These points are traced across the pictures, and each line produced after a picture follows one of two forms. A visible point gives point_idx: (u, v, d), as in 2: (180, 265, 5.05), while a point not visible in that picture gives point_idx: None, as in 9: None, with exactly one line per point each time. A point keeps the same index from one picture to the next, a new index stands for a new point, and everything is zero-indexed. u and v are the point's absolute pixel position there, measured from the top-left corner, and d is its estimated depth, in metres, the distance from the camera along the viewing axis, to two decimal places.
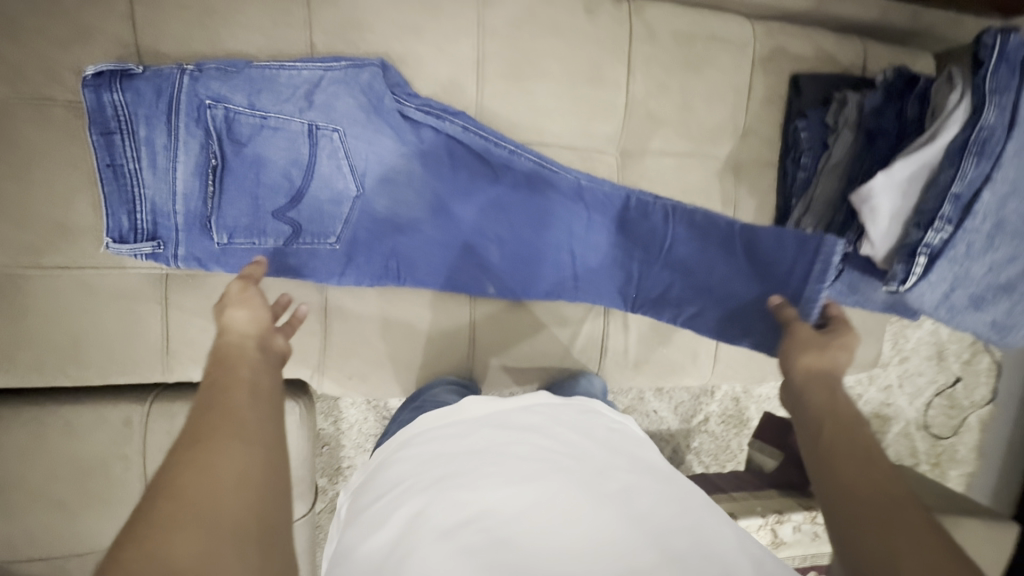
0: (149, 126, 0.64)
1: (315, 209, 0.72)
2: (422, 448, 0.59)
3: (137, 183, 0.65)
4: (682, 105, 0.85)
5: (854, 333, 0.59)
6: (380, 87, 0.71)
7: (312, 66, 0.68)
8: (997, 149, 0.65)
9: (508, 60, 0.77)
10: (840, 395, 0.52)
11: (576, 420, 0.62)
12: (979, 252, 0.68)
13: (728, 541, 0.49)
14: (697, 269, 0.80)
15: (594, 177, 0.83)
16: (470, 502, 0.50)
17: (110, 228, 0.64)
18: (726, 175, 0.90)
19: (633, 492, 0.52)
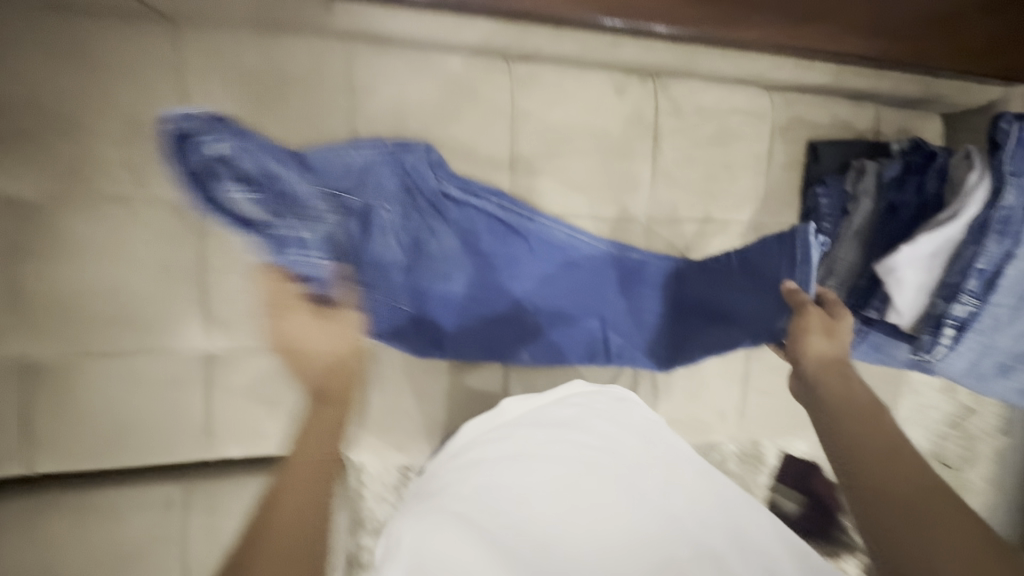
0: (247, 168, 0.67)
1: (371, 277, 0.73)
2: (469, 455, 0.64)
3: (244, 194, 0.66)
4: (705, 174, 0.88)
5: (850, 314, 0.73)
6: (423, 167, 0.74)
7: (364, 147, 0.72)
8: (1019, 228, 0.68)
9: (542, 139, 0.80)
10: (852, 381, 0.66)
11: (612, 425, 0.67)
12: (1005, 324, 0.70)
13: (765, 532, 0.59)
14: (709, 298, 0.84)
15: (624, 245, 0.85)
16: (507, 499, 0.57)
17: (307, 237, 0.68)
18: (749, 238, 0.93)
19: (674, 487, 0.61)
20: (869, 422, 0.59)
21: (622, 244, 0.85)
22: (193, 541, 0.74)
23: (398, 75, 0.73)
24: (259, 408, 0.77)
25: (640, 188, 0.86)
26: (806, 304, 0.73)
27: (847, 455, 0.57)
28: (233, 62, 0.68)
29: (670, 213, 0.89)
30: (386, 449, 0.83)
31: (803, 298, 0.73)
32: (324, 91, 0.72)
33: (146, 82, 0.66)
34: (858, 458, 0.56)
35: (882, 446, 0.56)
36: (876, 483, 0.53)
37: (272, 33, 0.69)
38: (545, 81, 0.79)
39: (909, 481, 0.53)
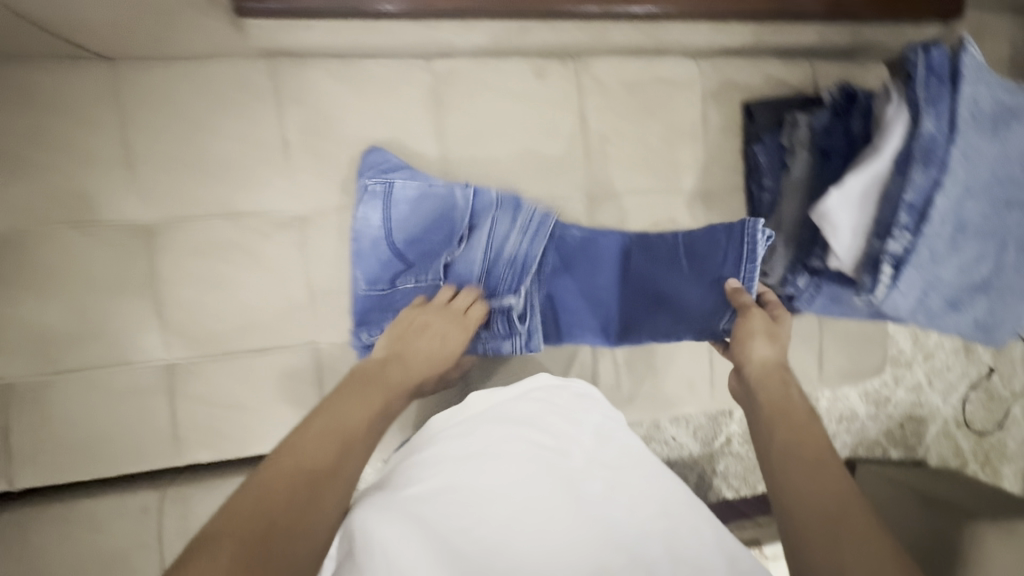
0: (481, 215, 0.82)
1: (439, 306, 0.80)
2: (424, 453, 0.60)
3: (525, 275, 0.80)
4: (640, 146, 0.89)
5: (789, 315, 0.74)
6: (459, 212, 0.82)
7: (463, 207, 0.82)
8: (941, 155, 0.66)
9: (468, 128, 0.83)
10: (791, 390, 0.65)
11: (566, 431, 0.64)
12: (946, 256, 0.68)
13: (699, 537, 0.56)
14: (651, 280, 0.85)
15: (559, 221, 0.87)
16: (461, 505, 0.54)
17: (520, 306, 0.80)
18: (695, 204, 0.93)
19: (615, 495, 0.58)
20: (804, 441, 0.57)
21: (561, 221, 0.87)
22: (169, 543, 0.78)
23: (320, 83, 0.78)
24: (223, 412, 0.80)
25: (574, 167, 0.88)
26: (750, 305, 0.73)
27: (774, 472, 0.56)
28: (166, 91, 0.73)
29: (609, 188, 0.90)
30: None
31: (745, 298, 0.74)
32: (249, 103, 0.76)
33: (87, 115, 0.72)
34: (784, 475, 0.55)
35: (808, 465, 0.54)
36: (795, 502, 0.52)
37: (201, 61, 0.74)
38: (465, 73, 0.82)
39: (820, 508, 0.51)
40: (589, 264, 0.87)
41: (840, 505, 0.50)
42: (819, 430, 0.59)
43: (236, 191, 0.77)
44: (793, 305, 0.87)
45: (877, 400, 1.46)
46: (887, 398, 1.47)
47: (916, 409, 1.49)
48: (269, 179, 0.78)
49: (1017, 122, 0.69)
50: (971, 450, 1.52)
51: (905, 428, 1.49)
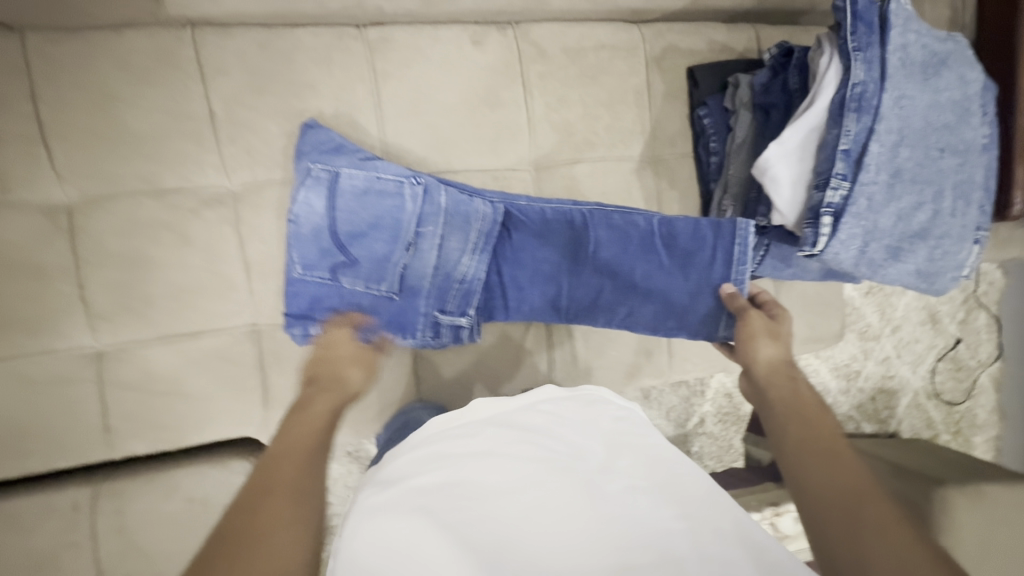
0: (437, 213, 0.80)
1: (385, 299, 0.80)
2: (425, 450, 0.58)
3: (474, 297, 0.82)
4: (585, 114, 0.88)
5: (789, 312, 0.71)
6: (413, 207, 0.79)
7: (415, 201, 0.79)
8: (873, 103, 0.66)
9: (407, 97, 0.81)
10: (800, 383, 0.61)
11: (578, 431, 0.61)
12: (883, 204, 0.68)
13: (723, 537, 0.51)
14: (622, 269, 0.84)
15: (508, 195, 0.86)
16: (468, 504, 0.52)
17: (462, 301, 0.82)
18: (644, 172, 0.92)
19: (635, 492, 0.54)
20: (821, 431, 0.54)
21: (505, 194, 0.85)
22: (102, 540, 0.73)
23: (248, 54, 0.75)
24: (160, 399, 0.77)
25: (520, 136, 0.86)
26: (749, 309, 0.72)
27: (789, 462, 0.53)
28: (82, 64, 0.70)
29: (555, 157, 0.88)
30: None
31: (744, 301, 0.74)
32: (174, 75, 0.73)
33: None
34: (801, 466, 0.52)
35: (824, 456, 0.52)
36: (816, 492, 0.49)
37: (117, 32, 0.72)
38: (400, 42, 0.81)
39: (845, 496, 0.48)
40: (541, 243, 0.85)
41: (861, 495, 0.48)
42: (833, 421, 0.56)
43: (163, 167, 0.74)
44: None
45: (848, 374, 1.46)
46: (857, 371, 1.46)
47: (887, 381, 1.49)
48: (197, 154, 0.75)
49: (947, 69, 0.69)
50: (943, 420, 1.53)
51: (877, 401, 1.49)
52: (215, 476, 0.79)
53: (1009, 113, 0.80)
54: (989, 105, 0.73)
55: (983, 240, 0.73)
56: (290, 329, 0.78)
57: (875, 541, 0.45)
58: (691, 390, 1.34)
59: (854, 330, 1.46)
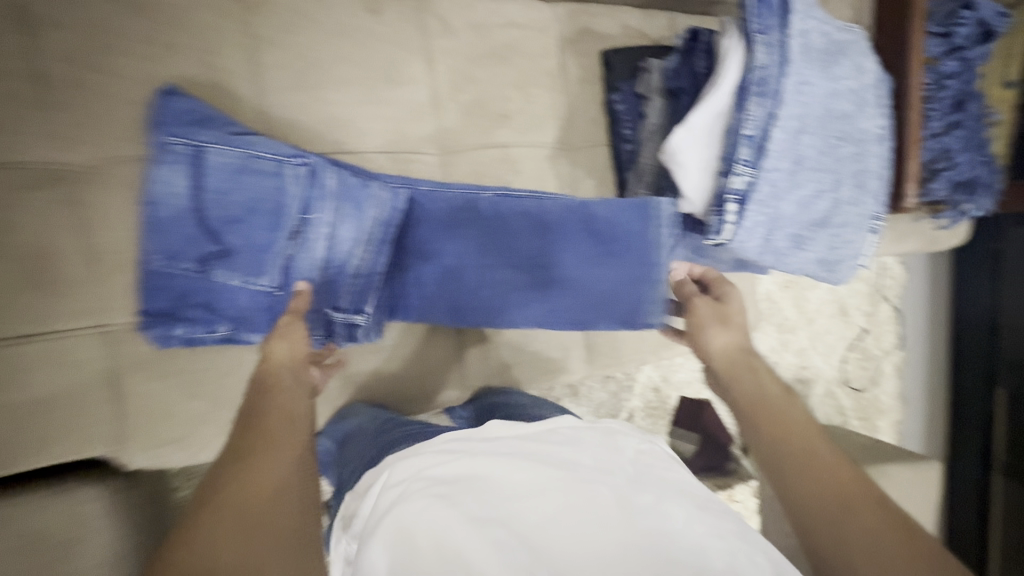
0: (322, 196, 0.71)
1: (266, 296, 0.72)
2: (445, 447, 0.57)
3: (371, 294, 0.75)
4: (495, 95, 0.83)
5: (736, 289, 0.68)
6: (296, 188, 0.70)
7: (296, 182, 0.70)
8: (775, 87, 0.65)
9: (291, 68, 0.72)
10: (766, 374, 0.59)
11: (603, 445, 0.59)
12: (784, 191, 0.66)
13: (755, 564, 0.50)
14: (541, 261, 0.76)
15: (409, 178, 0.77)
16: (495, 500, 0.51)
17: (353, 299, 0.74)
18: (559, 159, 0.88)
19: (664, 503, 0.53)
20: (808, 430, 0.52)
21: (407, 176, 0.76)
22: None
23: (89, 6, 0.64)
24: None
25: (426, 115, 0.80)
26: (694, 295, 0.69)
27: (767, 452, 0.51)
28: None
29: (463, 141, 0.82)
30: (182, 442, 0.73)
31: (691, 288, 0.70)
32: None
33: None
34: (777, 463, 0.50)
35: (804, 450, 0.50)
36: (798, 485, 0.47)
37: None
38: (283, 5, 0.72)
39: (835, 491, 0.46)
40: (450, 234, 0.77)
41: (846, 487, 0.46)
42: (800, 412, 0.54)
43: None
44: None
45: None
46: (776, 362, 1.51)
47: (803, 371, 1.54)
48: (23, 122, 0.62)
49: (845, 58, 0.69)
50: (853, 406, 1.60)
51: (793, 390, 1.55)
52: (56, 504, 0.67)
53: (900, 106, 0.83)
54: (884, 97, 0.73)
55: (880, 229, 0.73)
56: (144, 329, 0.69)
57: (853, 526, 0.44)
58: (620, 385, 1.31)
59: (773, 322, 1.50)
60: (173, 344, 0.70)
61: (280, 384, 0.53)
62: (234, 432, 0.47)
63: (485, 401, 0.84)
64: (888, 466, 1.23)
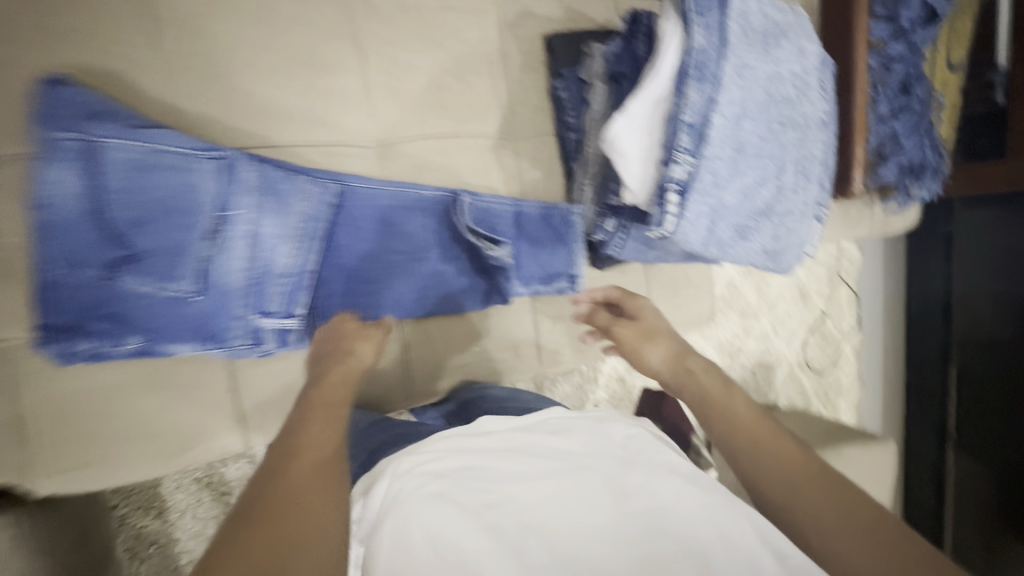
0: (242, 191, 0.63)
1: (183, 303, 0.62)
2: (436, 446, 0.56)
3: (302, 294, 0.67)
4: (432, 83, 0.78)
5: (644, 299, 0.74)
6: (212, 184, 0.62)
7: (212, 177, 0.62)
8: (715, 71, 0.62)
9: (201, 55, 0.66)
10: (698, 373, 0.63)
11: (592, 433, 0.58)
12: (726, 180, 0.64)
13: (751, 537, 0.49)
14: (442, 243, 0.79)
15: (343, 175, 0.71)
16: (490, 484, 0.51)
17: (283, 303, 0.66)
18: (504, 150, 0.84)
19: (657, 482, 0.53)
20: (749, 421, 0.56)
21: (337, 172, 0.71)
22: None
23: None
24: None
25: (356, 104, 0.74)
26: (612, 325, 0.73)
27: (729, 445, 0.55)
28: None
29: (400, 131, 0.77)
30: (126, 467, 0.68)
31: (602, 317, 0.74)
32: None
33: None
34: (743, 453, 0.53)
35: (749, 433, 0.54)
36: (767, 464, 0.51)
37: None
38: None
39: (788, 463, 0.51)
40: (384, 233, 0.75)
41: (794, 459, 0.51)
42: (739, 401, 0.58)
43: None
44: (607, 252, 0.82)
45: (731, 351, 1.50)
46: (739, 348, 1.51)
47: (765, 355, 1.55)
48: None
49: (785, 40, 0.67)
50: (814, 389, 1.63)
51: (756, 374, 1.55)
52: None
53: (846, 90, 0.81)
54: (826, 81, 0.72)
55: (824, 217, 0.72)
56: (43, 347, 0.59)
57: (814, 502, 0.48)
58: (585, 376, 1.30)
59: (736, 309, 1.50)
60: (76, 361, 0.60)
61: (335, 377, 0.54)
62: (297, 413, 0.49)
63: (463, 396, 0.82)
64: (844, 447, 1.26)
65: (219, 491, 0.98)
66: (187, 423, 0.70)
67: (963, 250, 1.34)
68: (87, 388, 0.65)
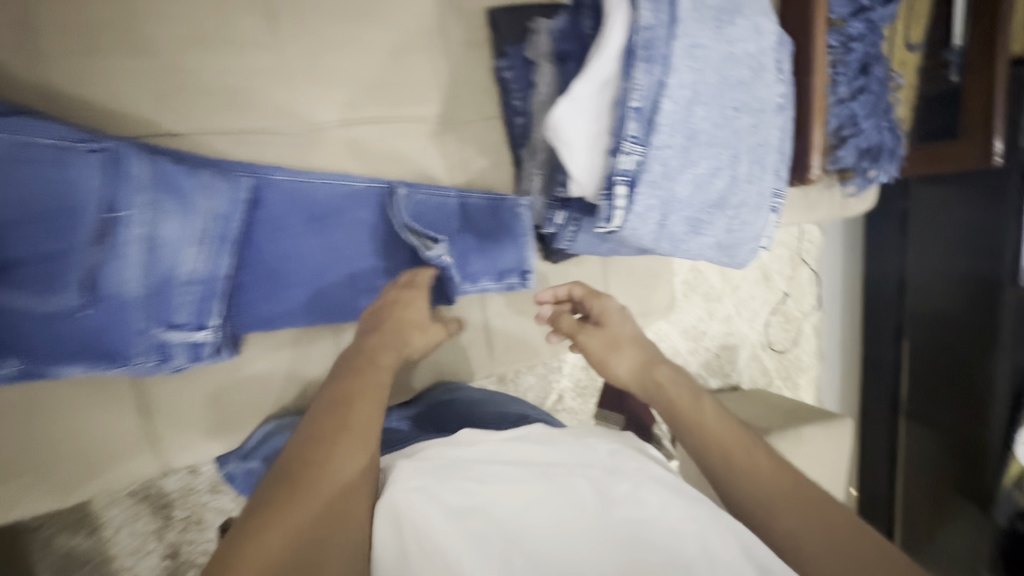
0: (133, 188, 0.55)
1: (69, 317, 0.54)
2: (424, 454, 0.52)
3: (215, 303, 0.60)
4: (362, 62, 0.70)
5: (609, 299, 0.70)
6: (96, 181, 0.53)
7: (96, 172, 0.53)
8: (664, 52, 0.57)
9: (82, 29, 0.58)
10: (665, 384, 0.62)
11: (575, 445, 0.55)
12: (678, 170, 0.59)
13: (737, 554, 0.47)
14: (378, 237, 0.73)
15: (256, 167, 0.64)
16: (473, 489, 0.48)
17: (191, 314, 0.59)
18: (446, 136, 0.77)
19: (643, 492, 0.50)
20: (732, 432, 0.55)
21: (254, 165, 0.64)
22: None
23: None
24: None
25: (274, 86, 0.66)
26: (578, 333, 0.69)
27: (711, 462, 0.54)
28: None
29: (327, 117, 0.69)
30: (39, 489, 0.61)
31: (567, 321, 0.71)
32: None
33: None
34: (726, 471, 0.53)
35: (728, 447, 0.54)
36: (749, 484, 0.52)
37: None
38: None
39: (770, 483, 0.51)
40: (310, 230, 0.68)
41: (776, 477, 0.52)
42: (709, 412, 0.57)
43: None
44: (558, 245, 0.77)
45: (695, 335, 1.47)
46: (703, 332, 1.48)
47: (728, 338, 1.52)
48: None
49: (740, 17, 0.62)
50: (776, 368, 1.60)
51: (721, 357, 1.52)
52: None
53: (805, 71, 0.77)
54: (784, 62, 0.68)
55: (780, 208, 0.69)
56: None
57: (789, 516, 0.49)
58: (549, 365, 1.27)
59: (699, 292, 1.47)
60: None
61: (379, 363, 0.56)
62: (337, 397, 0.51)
63: (434, 398, 0.82)
64: (804, 428, 1.26)
65: (160, 503, 0.86)
66: (93, 444, 0.63)
67: (919, 228, 1.36)
68: (54, 400, 0.61)
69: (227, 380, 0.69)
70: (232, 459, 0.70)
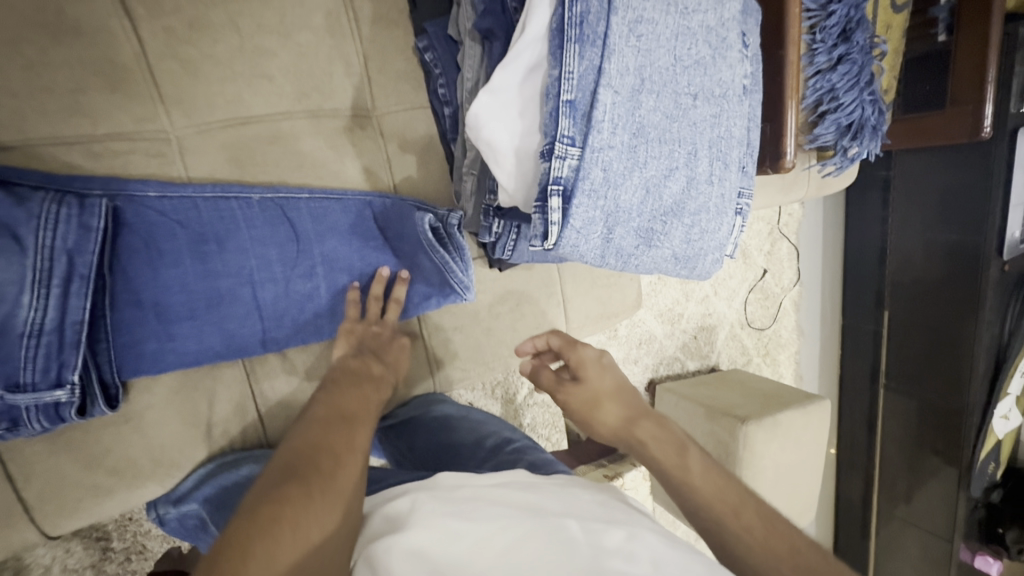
0: None
1: None
2: (405, 501, 0.46)
3: (72, 355, 0.49)
4: (248, 47, 0.58)
5: (588, 346, 0.62)
6: None
7: None
8: (600, 30, 0.47)
9: None
10: (648, 445, 0.53)
11: (559, 492, 0.48)
12: (625, 174, 0.49)
13: None
14: (283, 255, 0.62)
15: (114, 184, 0.54)
16: (454, 533, 0.41)
17: (40, 370, 0.49)
18: (362, 132, 0.66)
19: (636, 544, 0.42)
20: (719, 481, 0.48)
21: (116, 181, 0.54)
22: None
23: None
24: None
25: (136, 83, 0.54)
26: (555, 390, 0.62)
27: (695, 518, 0.48)
28: None
29: (209, 116, 0.58)
30: None
31: (545, 374, 0.64)
32: None
33: None
34: (714, 526, 0.46)
35: (722, 501, 0.47)
36: (736, 545, 0.44)
37: None
38: None
39: (760, 543, 0.44)
40: (199, 252, 0.58)
41: (768, 536, 0.44)
42: (697, 463, 0.50)
43: None
44: (500, 255, 0.68)
45: (672, 318, 1.32)
46: (680, 314, 1.34)
47: (705, 319, 1.38)
48: None
49: None
50: (754, 345, 1.48)
51: (698, 340, 1.39)
52: None
53: (777, 43, 0.66)
54: (750, 35, 0.57)
55: (746, 210, 0.60)
56: None
57: None
58: None
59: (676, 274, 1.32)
60: None
61: (368, 385, 0.52)
62: (329, 410, 0.46)
63: (406, 414, 0.75)
64: (781, 414, 1.18)
65: (93, 536, 0.72)
66: None
67: (904, 191, 1.25)
68: None
69: (112, 433, 0.58)
70: (162, 504, 0.62)
